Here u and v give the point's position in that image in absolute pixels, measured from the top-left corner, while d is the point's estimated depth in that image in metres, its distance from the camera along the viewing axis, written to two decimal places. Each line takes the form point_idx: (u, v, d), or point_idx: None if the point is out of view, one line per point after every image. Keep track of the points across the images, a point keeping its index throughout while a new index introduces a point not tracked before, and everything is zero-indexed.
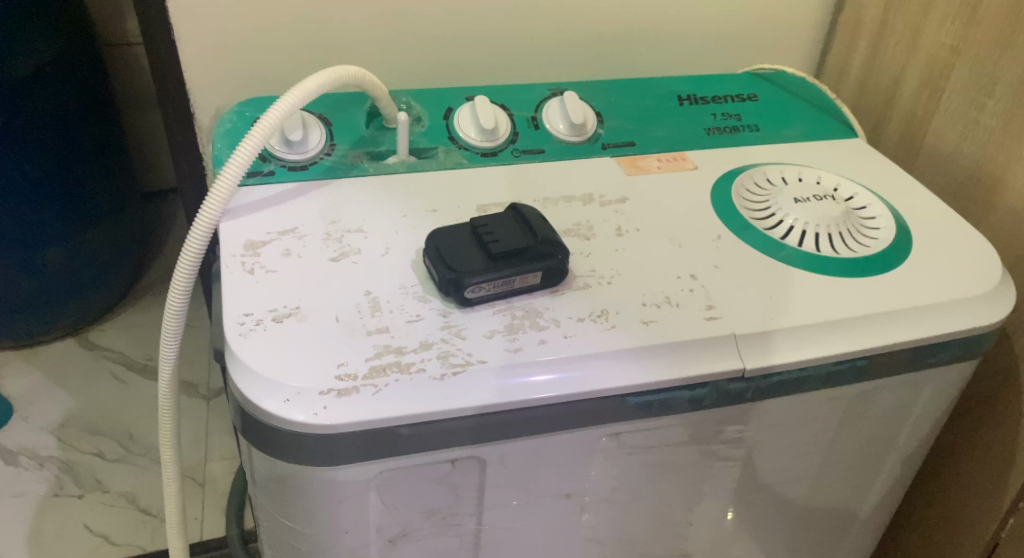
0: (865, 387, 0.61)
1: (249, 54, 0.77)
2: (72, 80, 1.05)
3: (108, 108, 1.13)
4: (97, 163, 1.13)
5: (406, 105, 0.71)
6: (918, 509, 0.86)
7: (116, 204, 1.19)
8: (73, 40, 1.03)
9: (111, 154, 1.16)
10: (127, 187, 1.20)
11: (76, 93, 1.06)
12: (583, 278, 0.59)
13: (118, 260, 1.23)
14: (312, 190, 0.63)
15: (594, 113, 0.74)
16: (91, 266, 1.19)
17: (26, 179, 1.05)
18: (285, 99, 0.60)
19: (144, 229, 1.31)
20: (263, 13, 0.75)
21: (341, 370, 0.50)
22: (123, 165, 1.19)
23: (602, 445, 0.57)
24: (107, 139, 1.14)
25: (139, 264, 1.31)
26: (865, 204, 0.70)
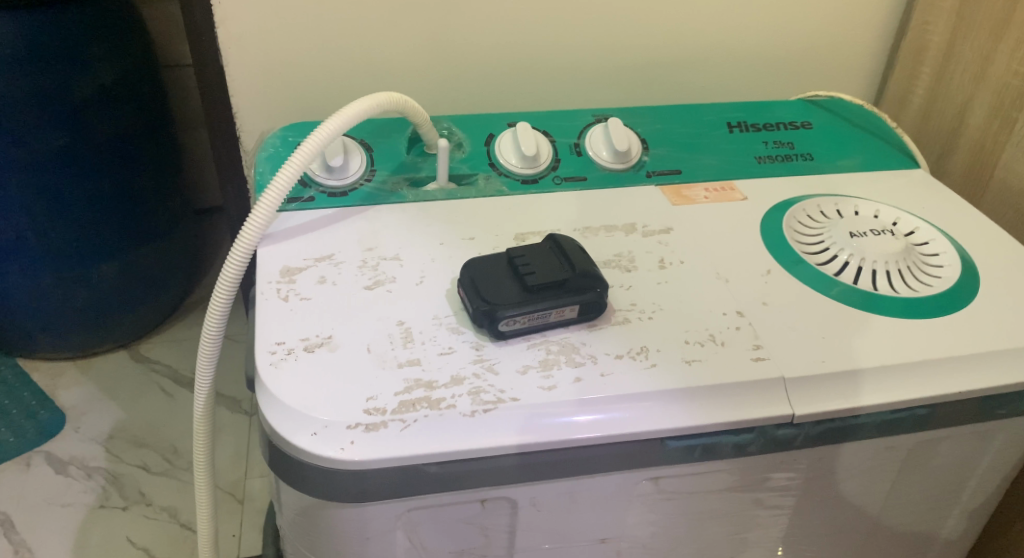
0: (925, 438, 0.58)
1: (296, 80, 0.77)
2: (133, 99, 1.07)
3: (167, 127, 1.15)
4: (155, 181, 1.15)
5: (447, 131, 0.70)
6: None
7: (170, 221, 1.21)
8: (135, 60, 1.06)
9: (168, 171, 1.18)
10: (181, 204, 1.23)
11: (136, 113, 1.08)
12: (623, 312, 0.57)
13: (171, 275, 1.25)
14: (351, 216, 0.62)
15: (639, 139, 0.72)
16: (144, 280, 1.21)
17: (87, 196, 1.08)
18: (327, 125, 0.60)
19: (197, 246, 1.33)
20: (309, 39, 0.76)
21: (369, 404, 0.49)
22: (179, 184, 1.21)
23: (641, 488, 0.54)
24: (164, 157, 1.16)
25: (190, 280, 1.32)
26: (927, 240, 0.66)
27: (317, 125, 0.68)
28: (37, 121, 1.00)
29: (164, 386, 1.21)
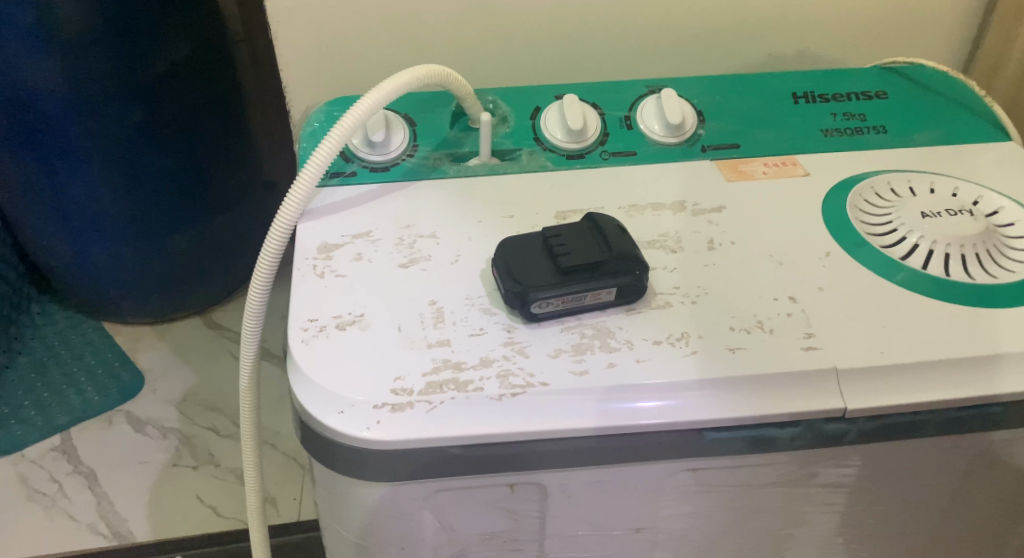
0: (996, 439, 0.54)
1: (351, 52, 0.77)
2: (207, 70, 0.99)
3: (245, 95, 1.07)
4: (231, 151, 1.08)
5: (492, 104, 0.68)
6: None
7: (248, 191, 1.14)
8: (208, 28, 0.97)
9: (245, 140, 1.10)
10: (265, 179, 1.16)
11: (211, 83, 1.01)
12: (665, 295, 0.54)
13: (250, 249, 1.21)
14: (392, 191, 0.61)
15: (695, 111, 0.68)
16: (219, 249, 1.16)
17: (162, 169, 1.02)
18: (366, 98, 0.58)
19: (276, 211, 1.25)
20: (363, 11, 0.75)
21: (396, 384, 0.49)
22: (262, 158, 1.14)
23: (678, 479, 0.52)
24: (242, 128, 1.08)
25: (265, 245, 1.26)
26: (1011, 221, 0.61)
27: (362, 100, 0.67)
28: (110, 96, 0.93)
29: (235, 351, 1.18)
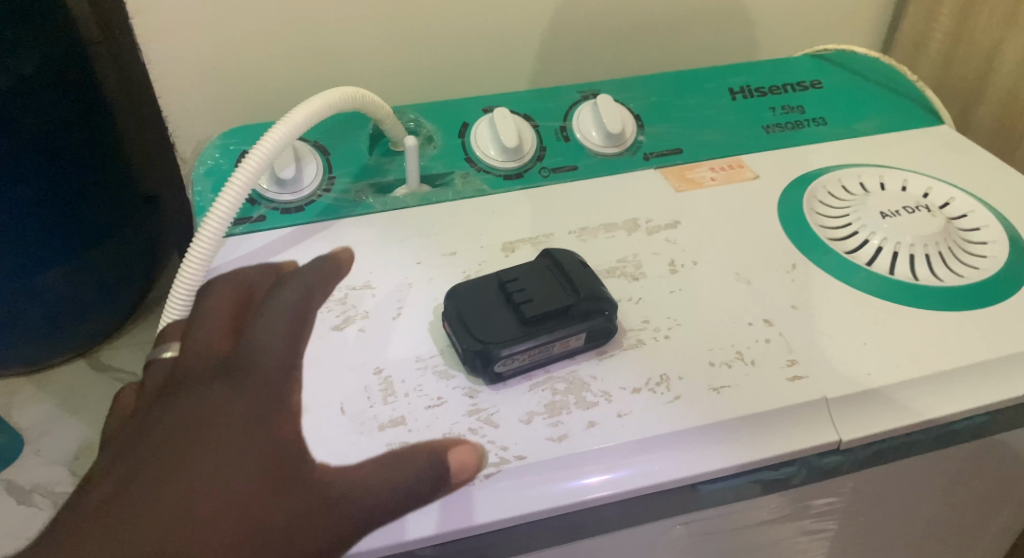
0: (985, 445, 0.52)
1: (246, 70, 0.69)
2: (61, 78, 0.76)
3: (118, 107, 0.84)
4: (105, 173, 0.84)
5: (415, 123, 0.61)
6: None
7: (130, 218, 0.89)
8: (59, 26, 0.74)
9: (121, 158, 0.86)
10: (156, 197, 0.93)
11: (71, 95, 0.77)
12: (635, 332, 0.49)
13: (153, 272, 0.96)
14: (309, 235, 0.53)
15: (633, 117, 0.63)
16: (106, 285, 0.90)
17: (27, 198, 0.78)
18: (274, 132, 0.50)
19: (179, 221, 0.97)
20: (256, 24, 0.66)
21: (347, 483, 0.42)
22: (145, 168, 0.90)
23: (671, 534, 0.47)
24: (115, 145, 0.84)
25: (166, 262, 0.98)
26: (965, 213, 0.59)
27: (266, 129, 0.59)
28: None
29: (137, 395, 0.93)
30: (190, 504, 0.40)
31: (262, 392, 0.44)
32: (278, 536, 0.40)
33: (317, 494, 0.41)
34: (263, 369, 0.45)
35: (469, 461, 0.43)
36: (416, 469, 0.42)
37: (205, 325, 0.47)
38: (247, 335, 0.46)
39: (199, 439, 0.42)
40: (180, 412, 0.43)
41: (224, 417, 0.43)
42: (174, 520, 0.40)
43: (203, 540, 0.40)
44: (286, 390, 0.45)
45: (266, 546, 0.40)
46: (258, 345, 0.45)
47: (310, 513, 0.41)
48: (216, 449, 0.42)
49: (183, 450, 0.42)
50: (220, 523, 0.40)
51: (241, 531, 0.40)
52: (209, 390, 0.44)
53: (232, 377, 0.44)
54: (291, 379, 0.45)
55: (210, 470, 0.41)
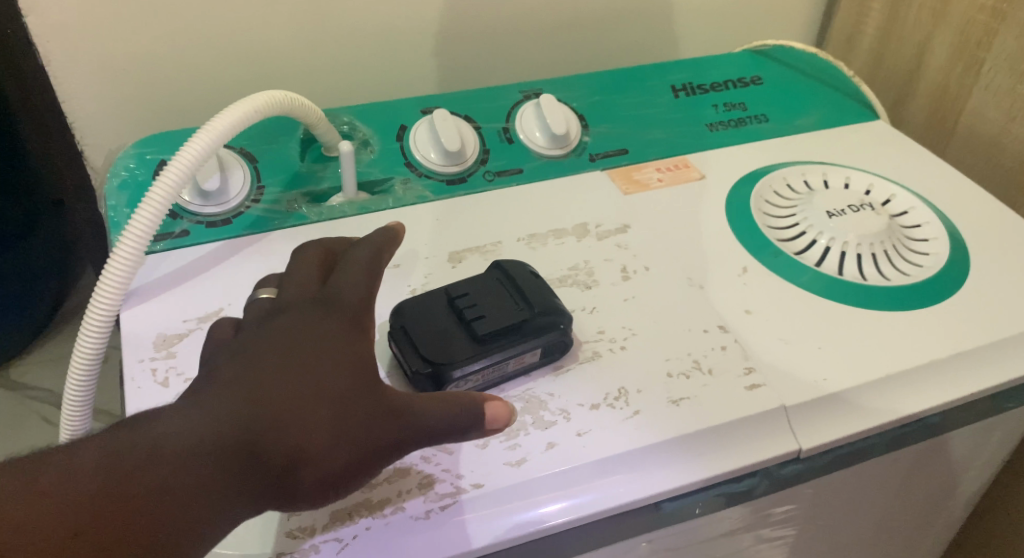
0: (934, 442, 0.52)
1: (161, 69, 0.64)
2: None
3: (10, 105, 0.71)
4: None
5: (349, 126, 0.58)
6: (971, 530, 0.78)
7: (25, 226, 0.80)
8: None
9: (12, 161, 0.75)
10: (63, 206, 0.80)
11: None
12: (591, 344, 0.48)
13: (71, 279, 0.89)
14: (238, 251, 0.50)
15: (577, 117, 0.61)
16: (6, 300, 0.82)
17: None
18: (197, 140, 0.46)
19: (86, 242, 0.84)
20: (170, 19, 0.62)
21: (293, 524, 0.40)
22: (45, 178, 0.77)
23: (635, 553, 0.46)
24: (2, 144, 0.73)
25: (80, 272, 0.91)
26: (907, 209, 0.59)
27: (185, 135, 0.55)
28: None
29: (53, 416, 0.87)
30: (248, 414, 0.35)
31: (342, 332, 0.38)
32: (345, 451, 0.36)
33: (386, 415, 0.37)
34: (342, 309, 0.39)
35: (502, 414, 0.39)
36: (466, 403, 0.39)
37: (292, 272, 0.41)
38: (333, 279, 0.40)
39: (261, 365, 0.36)
40: (264, 338, 0.37)
41: (308, 337, 0.37)
42: (226, 428, 0.35)
43: (261, 452, 0.35)
44: (356, 343, 0.38)
45: (335, 459, 0.36)
46: (341, 290, 0.39)
47: (379, 426, 0.37)
48: (281, 369, 0.36)
49: (243, 374, 0.36)
50: (283, 436, 0.35)
51: (307, 442, 0.35)
52: (308, 315, 0.38)
53: (306, 309, 0.39)
54: (360, 325, 0.39)
55: (270, 386, 0.36)
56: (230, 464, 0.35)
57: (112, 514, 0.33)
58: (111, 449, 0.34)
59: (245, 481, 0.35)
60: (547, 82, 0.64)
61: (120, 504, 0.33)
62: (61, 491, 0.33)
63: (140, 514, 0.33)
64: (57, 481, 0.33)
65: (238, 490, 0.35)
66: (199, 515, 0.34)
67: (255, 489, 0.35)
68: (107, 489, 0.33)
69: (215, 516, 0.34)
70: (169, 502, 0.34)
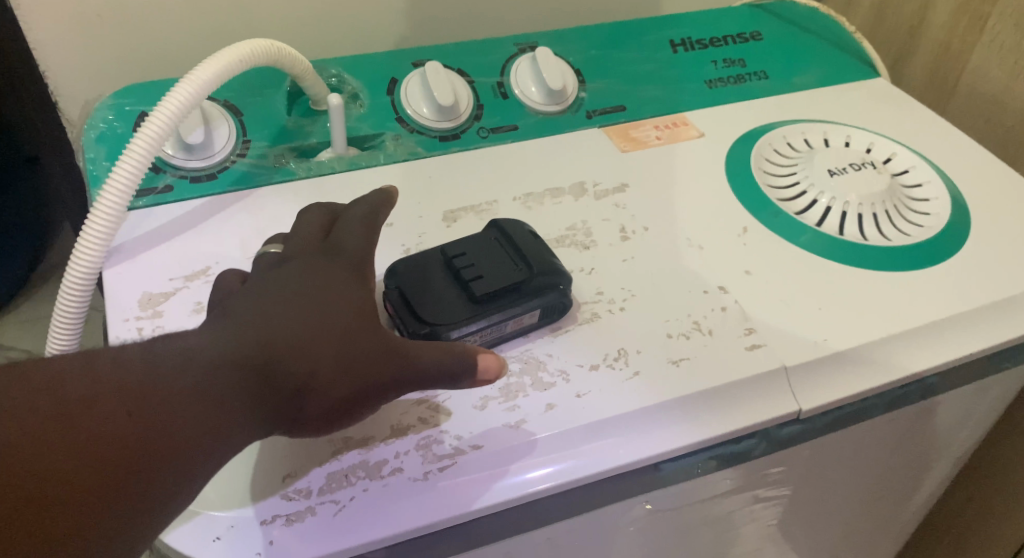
0: (931, 403, 0.52)
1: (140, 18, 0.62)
2: None
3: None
4: None
5: (337, 80, 0.56)
6: (955, 490, 0.79)
7: None
8: None
9: None
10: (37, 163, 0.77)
11: None
12: (590, 305, 0.47)
13: (43, 237, 0.86)
14: (224, 207, 0.49)
15: (574, 72, 0.59)
16: None
17: None
18: (180, 90, 0.44)
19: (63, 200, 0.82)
20: None
21: (287, 486, 0.39)
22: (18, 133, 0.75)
23: (633, 513, 0.45)
24: None
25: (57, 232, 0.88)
26: (907, 168, 0.59)
27: (166, 87, 0.52)
28: None
29: None
30: (262, 340, 0.36)
31: (350, 276, 0.39)
32: (353, 383, 0.37)
33: (390, 353, 0.38)
34: (348, 257, 0.40)
35: (491, 365, 0.40)
36: (460, 349, 0.39)
37: (296, 227, 0.42)
38: (336, 230, 0.41)
39: (272, 300, 0.37)
40: (274, 277, 0.38)
41: (317, 278, 0.38)
42: (241, 351, 0.35)
43: (274, 377, 0.35)
44: (362, 286, 0.39)
45: (345, 388, 0.37)
46: (345, 241, 0.41)
47: (387, 362, 0.38)
48: (293, 305, 0.37)
49: (254, 308, 0.37)
50: (295, 364, 0.36)
51: (318, 371, 0.36)
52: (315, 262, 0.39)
53: (312, 256, 0.40)
54: (363, 273, 0.40)
55: (283, 318, 0.36)
56: (245, 384, 0.35)
57: (127, 420, 0.32)
58: (126, 356, 0.33)
59: (256, 403, 0.35)
60: (542, 36, 0.62)
61: (137, 410, 0.32)
62: (76, 391, 0.32)
63: (155, 423, 0.33)
64: (72, 380, 0.32)
65: (248, 412, 0.35)
66: (213, 430, 0.34)
67: (266, 414, 0.35)
68: (124, 393, 0.32)
69: (226, 435, 0.34)
70: (185, 413, 0.33)
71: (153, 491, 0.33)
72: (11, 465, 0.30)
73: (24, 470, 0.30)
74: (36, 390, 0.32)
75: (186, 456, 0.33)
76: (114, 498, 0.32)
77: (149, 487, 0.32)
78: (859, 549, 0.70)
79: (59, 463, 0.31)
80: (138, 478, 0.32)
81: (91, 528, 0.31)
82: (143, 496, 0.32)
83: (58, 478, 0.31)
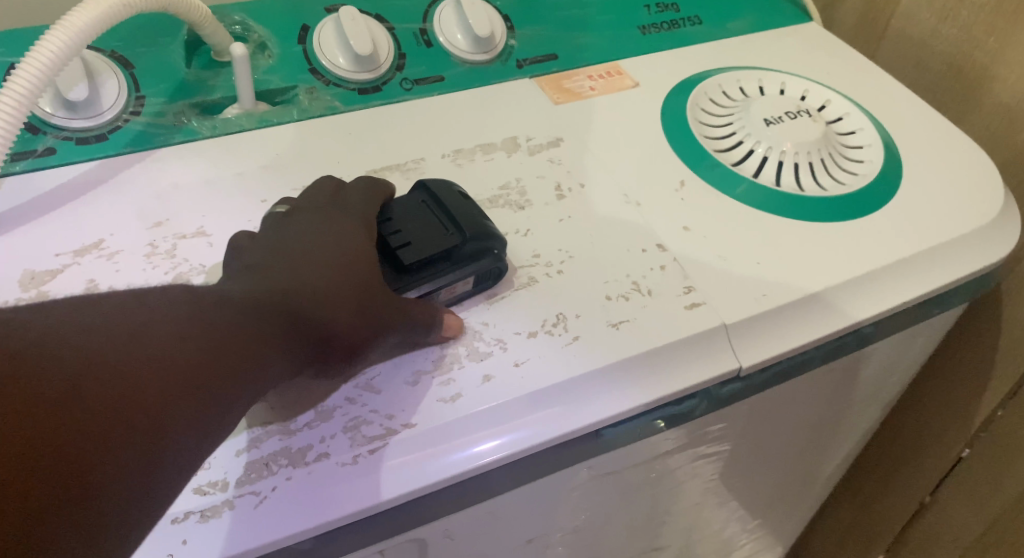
0: (865, 353, 0.52)
1: None
2: None
3: None
4: None
5: (243, 29, 0.52)
6: (880, 431, 0.81)
7: None
8: None
9: None
10: None
11: None
12: (526, 269, 0.44)
13: None
14: (117, 171, 0.44)
15: (501, 17, 0.56)
16: None
17: None
18: (51, 38, 0.39)
19: None
20: None
21: (201, 479, 0.36)
22: None
23: (573, 480, 0.44)
24: None
25: None
26: (842, 115, 0.57)
27: (41, 35, 0.46)
28: None
29: None
30: (283, 287, 0.36)
31: (360, 230, 0.39)
32: (366, 332, 0.37)
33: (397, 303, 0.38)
34: (357, 214, 0.40)
35: (456, 324, 0.40)
36: (432, 307, 0.39)
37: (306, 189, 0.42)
38: (344, 190, 0.41)
39: (283, 251, 0.37)
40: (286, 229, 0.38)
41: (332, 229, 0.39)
42: (258, 299, 0.35)
43: (293, 325, 0.36)
44: (367, 238, 0.39)
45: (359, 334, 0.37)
46: (352, 198, 0.41)
47: (393, 311, 0.38)
48: (313, 252, 0.37)
49: (274, 258, 0.37)
50: (311, 313, 0.36)
51: (337, 315, 0.36)
52: (328, 213, 0.40)
53: (321, 210, 0.40)
54: (369, 226, 0.40)
55: (305, 264, 0.37)
56: (263, 333, 0.35)
57: (147, 370, 0.31)
58: (139, 308, 0.32)
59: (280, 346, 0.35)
60: None
61: (157, 360, 0.31)
62: (92, 340, 0.30)
63: (177, 372, 0.31)
64: (83, 332, 0.30)
65: (274, 354, 0.35)
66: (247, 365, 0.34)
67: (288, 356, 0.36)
68: (141, 343, 0.31)
69: (246, 386, 0.34)
70: (205, 362, 0.32)
71: (172, 447, 0.31)
72: (25, 416, 0.28)
73: (43, 418, 0.28)
74: (47, 338, 0.29)
75: (206, 409, 0.32)
76: (132, 455, 0.30)
77: (170, 442, 0.31)
78: (791, 495, 0.71)
79: (77, 414, 0.29)
80: (171, 418, 0.31)
81: (126, 469, 0.29)
82: (162, 452, 0.30)
83: (111, 400, 0.29)
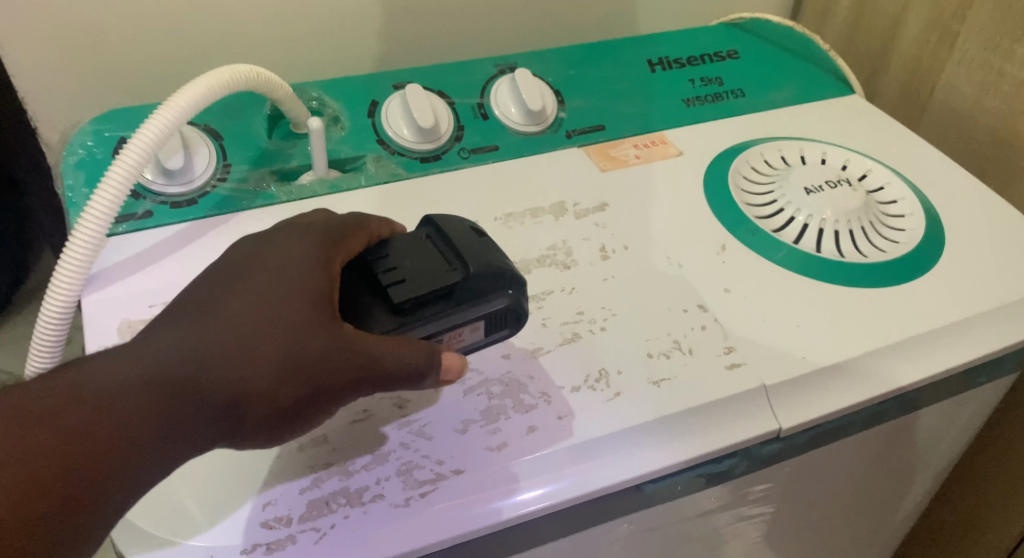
0: (909, 418, 0.53)
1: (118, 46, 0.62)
2: None
3: None
4: None
5: (319, 102, 0.57)
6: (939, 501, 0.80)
7: None
8: None
9: None
10: None
11: None
12: (570, 325, 0.47)
13: None
14: (204, 232, 0.49)
15: (552, 92, 0.60)
16: None
17: None
18: (159, 116, 0.44)
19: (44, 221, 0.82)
20: None
21: (268, 513, 0.39)
22: None
23: (615, 533, 0.46)
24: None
25: None
26: (883, 184, 0.59)
27: (146, 113, 0.52)
28: None
29: None
30: (214, 342, 0.36)
31: (320, 267, 0.38)
32: (300, 388, 0.36)
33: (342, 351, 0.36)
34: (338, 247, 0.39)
35: (453, 365, 0.39)
36: (426, 343, 0.38)
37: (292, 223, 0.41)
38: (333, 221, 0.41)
39: (225, 298, 0.37)
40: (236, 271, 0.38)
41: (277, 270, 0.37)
42: (172, 364, 0.36)
43: (213, 385, 0.36)
44: (332, 277, 0.38)
45: (295, 387, 0.36)
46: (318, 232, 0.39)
47: (337, 361, 0.36)
48: (249, 300, 0.36)
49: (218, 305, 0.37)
50: (233, 371, 0.36)
51: (267, 368, 0.36)
52: (281, 248, 0.38)
53: (294, 240, 0.39)
54: (328, 260, 0.38)
55: (238, 313, 0.36)
56: (179, 397, 0.36)
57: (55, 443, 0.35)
58: (51, 390, 0.36)
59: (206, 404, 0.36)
60: (521, 57, 0.63)
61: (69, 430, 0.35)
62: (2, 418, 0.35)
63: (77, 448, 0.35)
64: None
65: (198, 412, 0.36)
66: (163, 426, 0.36)
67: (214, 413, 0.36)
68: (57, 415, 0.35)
69: (147, 456, 0.36)
70: (115, 433, 0.35)
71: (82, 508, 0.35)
72: None
73: None
74: None
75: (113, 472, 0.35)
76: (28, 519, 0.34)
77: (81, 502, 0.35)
78: None
79: None
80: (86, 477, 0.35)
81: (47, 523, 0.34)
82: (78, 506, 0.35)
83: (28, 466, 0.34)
